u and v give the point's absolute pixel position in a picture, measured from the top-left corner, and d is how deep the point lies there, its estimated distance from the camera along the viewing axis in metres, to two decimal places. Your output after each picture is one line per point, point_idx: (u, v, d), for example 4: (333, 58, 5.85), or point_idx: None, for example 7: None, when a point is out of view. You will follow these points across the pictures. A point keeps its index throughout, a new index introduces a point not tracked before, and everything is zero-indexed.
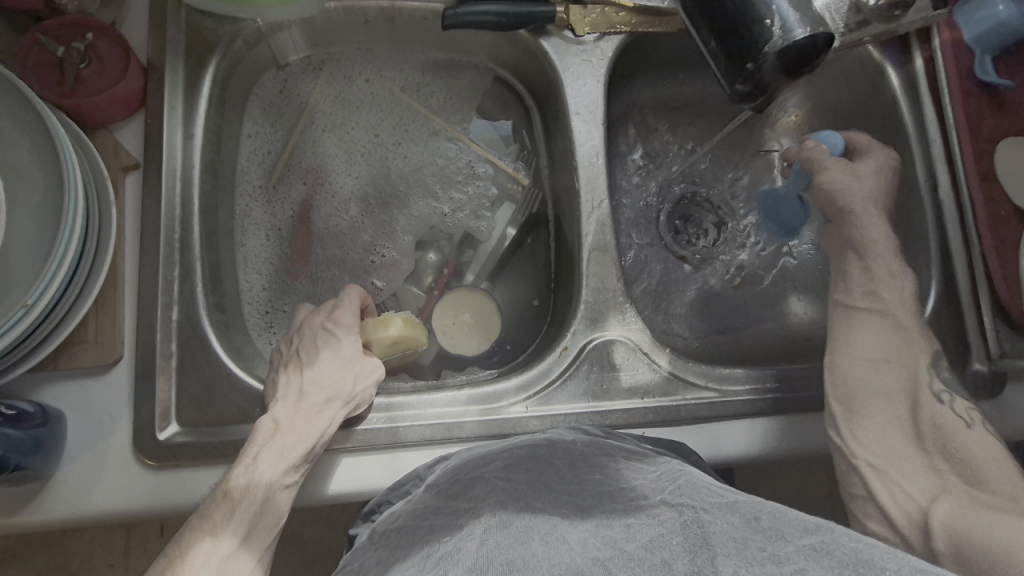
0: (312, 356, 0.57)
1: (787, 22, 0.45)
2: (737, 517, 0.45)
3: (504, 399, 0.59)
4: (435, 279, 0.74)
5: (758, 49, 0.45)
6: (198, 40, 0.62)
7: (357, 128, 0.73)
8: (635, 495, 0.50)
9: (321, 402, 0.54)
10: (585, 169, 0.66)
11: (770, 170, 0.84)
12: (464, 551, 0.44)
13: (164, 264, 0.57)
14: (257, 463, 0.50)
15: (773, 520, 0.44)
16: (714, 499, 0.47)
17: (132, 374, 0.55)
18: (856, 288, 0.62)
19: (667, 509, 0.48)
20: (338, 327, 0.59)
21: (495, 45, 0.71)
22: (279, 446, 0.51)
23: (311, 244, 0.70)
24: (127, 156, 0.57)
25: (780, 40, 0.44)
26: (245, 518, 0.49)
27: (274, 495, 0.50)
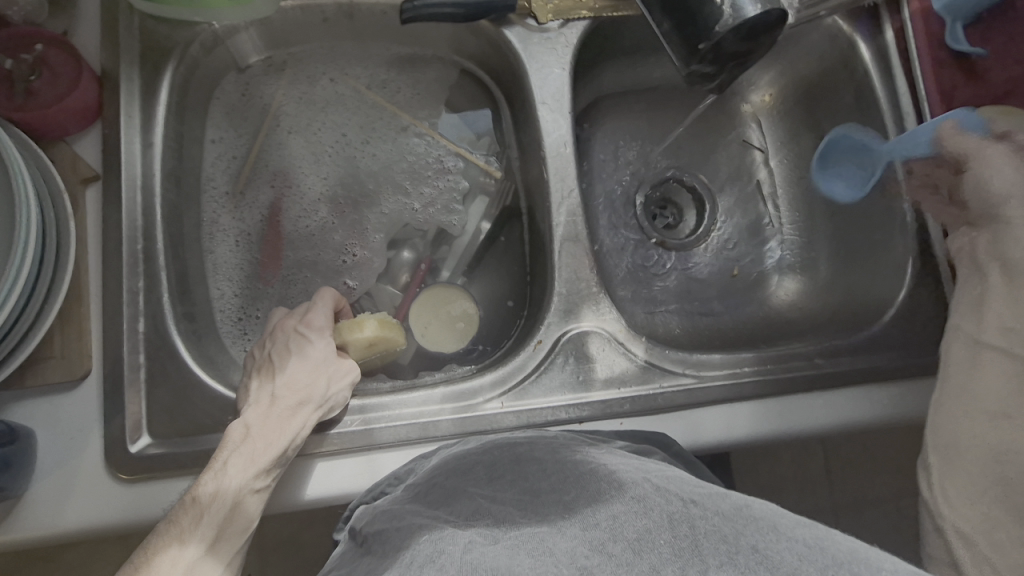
0: (283, 360, 0.56)
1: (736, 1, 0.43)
2: (726, 508, 0.44)
3: (480, 396, 0.59)
4: (411, 275, 0.73)
5: (709, 27, 0.44)
6: (152, 46, 0.60)
7: (323, 128, 0.72)
8: (618, 476, 0.48)
9: (293, 405, 0.53)
10: (553, 159, 0.65)
11: (746, 154, 0.84)
12: (445, 555, 0.42)
13: (128, 276, 0.56)
14: (226, 468, 0.50)
15: (763, 511, 0.44)
16: (702, 490, 0.46)
17: (102, 390, 0.54)
18: (992, 321, 0.55)
19: (653, 492, 0.45)
20: (310, 329, 0.59)
21: (458, 37, 0.70)
22: (249, 451, 0.50)
23: (281, 248, 0.69)
24: (86, 167, 0.56)
25: (731, 19, 0.43)
26: (215, 525, 0.48)
27: (243, 500, 0.50)
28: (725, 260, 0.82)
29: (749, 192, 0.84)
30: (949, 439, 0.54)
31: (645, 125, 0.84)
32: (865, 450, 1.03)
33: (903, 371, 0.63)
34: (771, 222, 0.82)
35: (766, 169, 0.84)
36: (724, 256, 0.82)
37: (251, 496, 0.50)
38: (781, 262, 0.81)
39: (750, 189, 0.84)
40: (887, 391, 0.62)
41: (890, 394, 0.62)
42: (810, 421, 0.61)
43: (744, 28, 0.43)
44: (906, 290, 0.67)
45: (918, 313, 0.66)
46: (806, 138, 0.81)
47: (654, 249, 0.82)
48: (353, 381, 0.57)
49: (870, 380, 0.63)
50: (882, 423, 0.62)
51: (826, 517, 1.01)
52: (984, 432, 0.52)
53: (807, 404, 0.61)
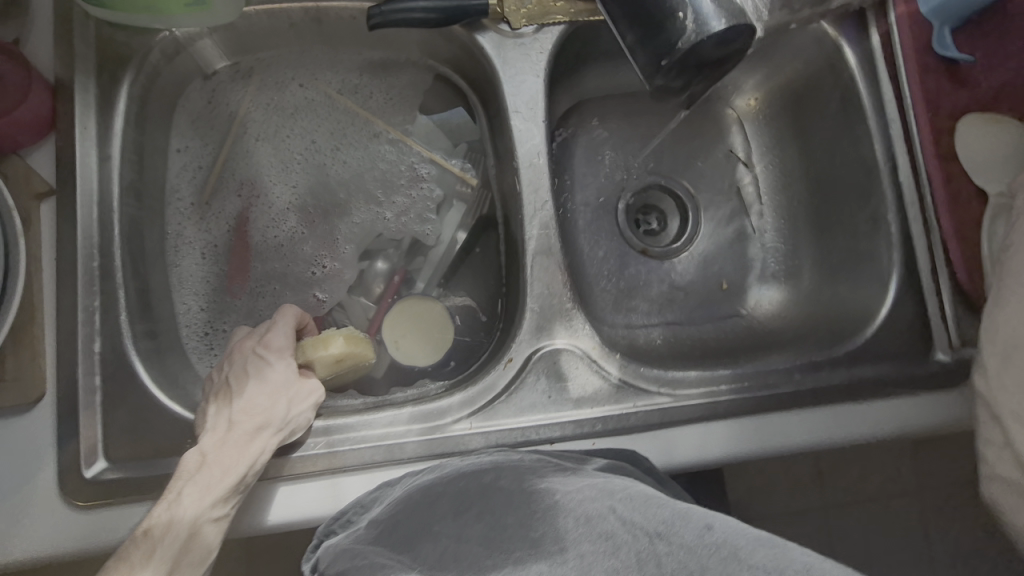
0: (241, 383, 0.55)
1: (701, 14, 0.41)
2: (690, 535, 0.42)
3: (448, 416, 0.58)
4: (385, 287, 0.72)
5: (672, 42, 0.42)
6: (109, 54, 0.58)
7: (293, 136, 0.70)
8: (582, 508, 0.46)
9: (251, 430, 0.52)
10: (527, 170, 0.63)
11: (730, 159, 0.82)
12: None
13: (83, 294, 0.54)
14: (180, 498, 0.48)
15: (724, 532, 0.42)
16: (665, 514, 0.44)
17: (57, 412, 0.53)
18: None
19: (618, 527, 0.44)
20: (269, 351, 0.57)
21: (431, 42, 0.68)
22: (204, 480, 0.49)
23: (248, 261, 0.67)
24: (40, 182, 0.55)
25: (694, 34, 0.42)
26: (171, 560, 0.47)
27: (200, 529, 0.48)
28: (709, 269, 0.80)
29: (734, 198, 0.82)
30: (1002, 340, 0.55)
31: (628, 129, 0.82)
32: (854, 456, 1.01)
33: (884, 387, 0.62)
34: (755, 229, 0.80)
35: (751, 175, 0.81)
36: (707, 265, 0.80)
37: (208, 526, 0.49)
38: (765, 272, 0.79)
39: (735, 196, 0.82)
40: (868, 408, 0.61)
41: (872, 412, 0.61)
42: (788, 439, 0.59)
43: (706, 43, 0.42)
44: (891, 304, 0.66)
45: (898, 326, 0.65)
46: (790, 143, 0.79)
47: (635, 257, 0.80)
48: (315, 403, 0.56)
49: (850, 396, 0.61)
50: (863, 441, 0.61)
51: (815, 524, 0.99)
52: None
53: (785, 422, 0.60)
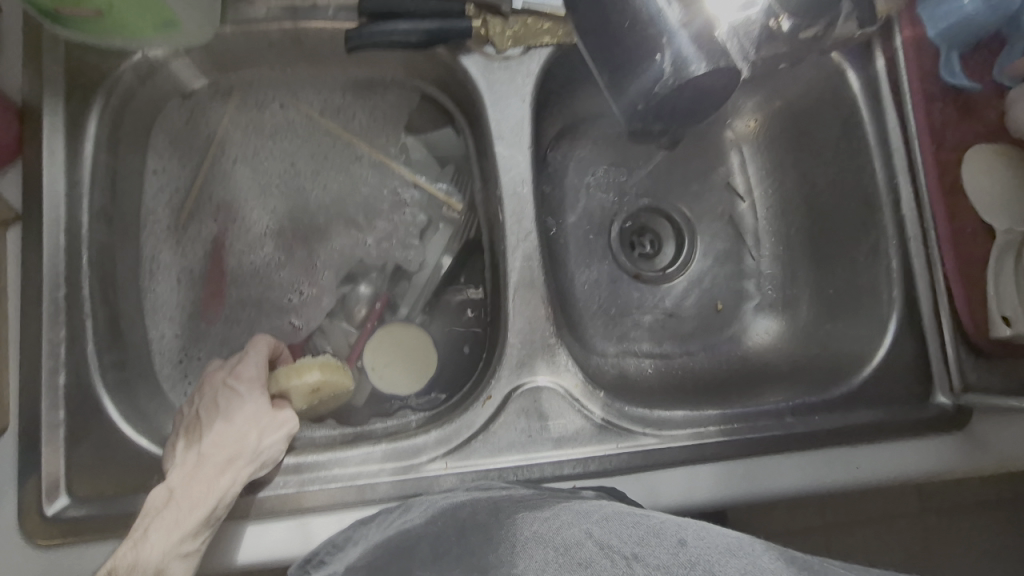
0: (211, 416, 0.53)
1: (681, 58, 0.43)
2: (664, 550, 0.40)
3: (423, 455, 0.55)
4: (368, 313, 0.69)
5: (649, 84, 0.44)
6: (80, 76, 0.56)
7: (273, 158, 0.68)
8: (558, 537, 0.42)
9: (221, 462, 0.50)
10: (510, 199, 0.60)
11: (729, 183, 0.79)
12: None
13: (48, 326, 0.53)
14: (148, 536, 0.47)
15: (698, 544, 0.40)
16: (642, 533, 0.41)
17: (20, 444, 0.52)
18: None
19: (592, 552, 0.40)
20: (240, 381, 0.55)
21: (415, 63, 0.66)
22: (172, 515, 0.48)
23: (224, 286, 0.66)
24: (5, 210, 0.54)
25: (672, 77, 0.43)
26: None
27: (168, 565, 0.47)
28: (703, 296, 0.77)
29: (731, 223, 0.79)
30: None
31: (621, 151, 0.79)
32: None
33: (878, 430, 0.60)
34: (753, 255, 0.77)
35: (749, 200, 0.79)
36: (702, 291, 0.78)
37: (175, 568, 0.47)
38: (762, 301, 0.76)
39: (732, 221, 0.79)
40: (860, 453, 0.59)
41: (863, 456, 0.59)
42: (775, 485, 0.57)
43: (683, 86, 0.43)
44: (890, 343, 0.63)
45: (897, 366, 0.63)
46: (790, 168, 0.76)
47: (627, 281, 0.78)
48: (289, 436, 0.54)
49: (840, 440, 0.59)
50: (854, 487, 0.58)
51: None
52: None
53: (774, 466, 0.57)
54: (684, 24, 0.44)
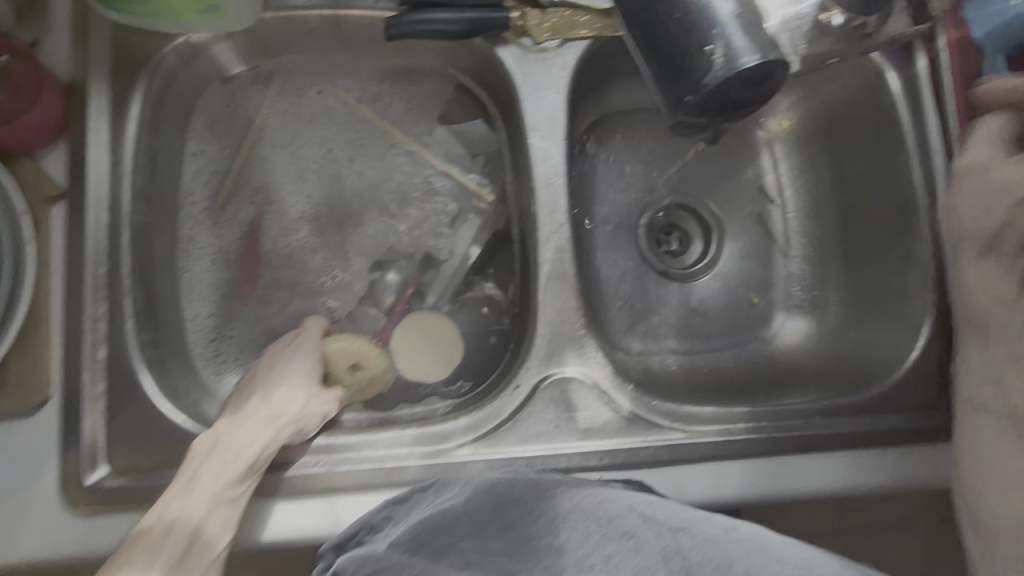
0: (264, 379, 0.57)
1: (730, 49, 0.42)
2: (717, 531, 0.44)
3: (451, 441, 0.56)
4: (396, 299, 0.70)
5: (699, 78, 0.42)
6: (125, 57, 0.57)
7: (309, 143, 0.69)
8: (604, 506, 0.46)
9: (267, 418, 0.54)
10: (544, 190, 0.61)
11: (761, 181, 0.79)
12: None
13: (90, 301, 0.54)
14: (196, 479, 0.50)
15: (749, 532, 0.45)
16: (686, 514, 0.46)
17: (61, 414, 0.53)
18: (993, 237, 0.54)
19: (643, 524, 0.45)
20: (294, 350, 0.60)
21: (453, 53, 0.66)
22: (217, 462, 0.50)
23: (259, 268, 0.67)
24: (50, 185, 0.55)
25: (722, 69, 0.42)
26: (179, 555, 0.48)
27: (214, 509, 0.49)
28: (730, 296, 0.77)
29: (762, 222, 0.78)
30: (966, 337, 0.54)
31: (652, 147, 0.79)
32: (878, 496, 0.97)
33: (910, 436, 0.59)
34: (783, 256, 0.77)
35: (780, 201, 0.78)
36: (730, 290, 0.77)
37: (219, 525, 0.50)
38: (791, 301, 0.76)
39: (762, 220, 0.78)
40: (889, 457, 0.58)
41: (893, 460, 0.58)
42: (803, 485, 0.57)
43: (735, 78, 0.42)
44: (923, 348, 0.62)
45: (930, 370, 0.62)
46: (824, 168, 0.75)
47: (654, 278, 0.78)
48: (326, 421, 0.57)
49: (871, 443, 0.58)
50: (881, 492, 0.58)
51: None
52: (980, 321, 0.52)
53: (802, 466, 0.57)
54: (733, 15, 0.43)
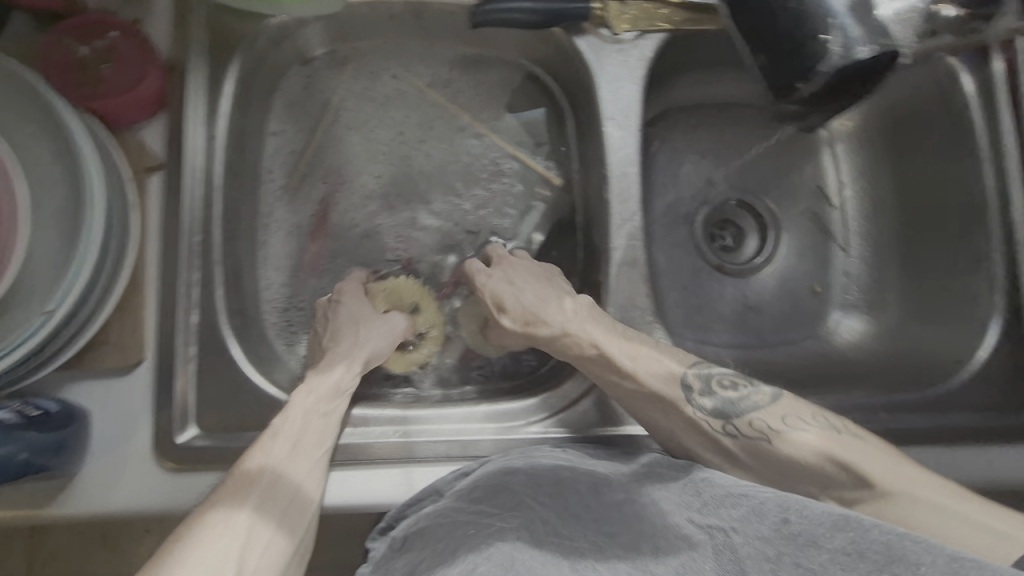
0: (326, 327, 0.62)
1: (848, 37, 0.38)
2: (767, 527, 0.46)
3: (521, 419, 0.58)
4: (452, 275, 0.71)
5: (810, 68, 0.40)
6: (219, 37, 0.59)
7: (381, 127, 0.70)
8: (662, 507, 0.51)
9: (348, 350, 0.60)
10: (616, 179, 0.62)
11: (820, 180, 0.80)
12: (496, 548, 0.49)
13: (185, 268, 0.56)
14: (291, 403, 0.56)
15: (802, 524, 0.46)
16: (740, 512, 0.48)
17: (155, 375, 0.55)
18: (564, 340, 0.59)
19: (698, 530, 0.49)
20: (343, 295, 0.64)
21: (527, 43, 0.68)
22: (307, 387, 0.57)
23: (325, 241, 0.69)
24: (150, 157, 0.56)
25: (837, 61, 0.39)
26: (275, 486, 0.51)
27: (314, 420, 0.55)
28: (786, 294, 0.77)
29: (818, 220, 0.79)
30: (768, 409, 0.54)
31: (711, 141, 0.80)
32: None
33: (973, 436, 0.59)
34: (841, 253, 0.78)
35: (839, 197, 0.79)
36: (786, 287, 0.78)
37: (313, 463, 0.53)
38: (848, 300, 0.76)
39: (818, 218, 0.79)
40: (953, 454, 0.59)
41: (957, 458, 0.59)
42: None
43: (849, 71, 0.39)
44: (987, 349, 0.63)
45: (995, 370, 0.63)
46: (886, 168, 0.76)
47: (710, 273, 0.78)
48: (395, 336, 0.64)
49: (933, 439, 0.59)
50: None
51: None
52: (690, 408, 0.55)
53: None
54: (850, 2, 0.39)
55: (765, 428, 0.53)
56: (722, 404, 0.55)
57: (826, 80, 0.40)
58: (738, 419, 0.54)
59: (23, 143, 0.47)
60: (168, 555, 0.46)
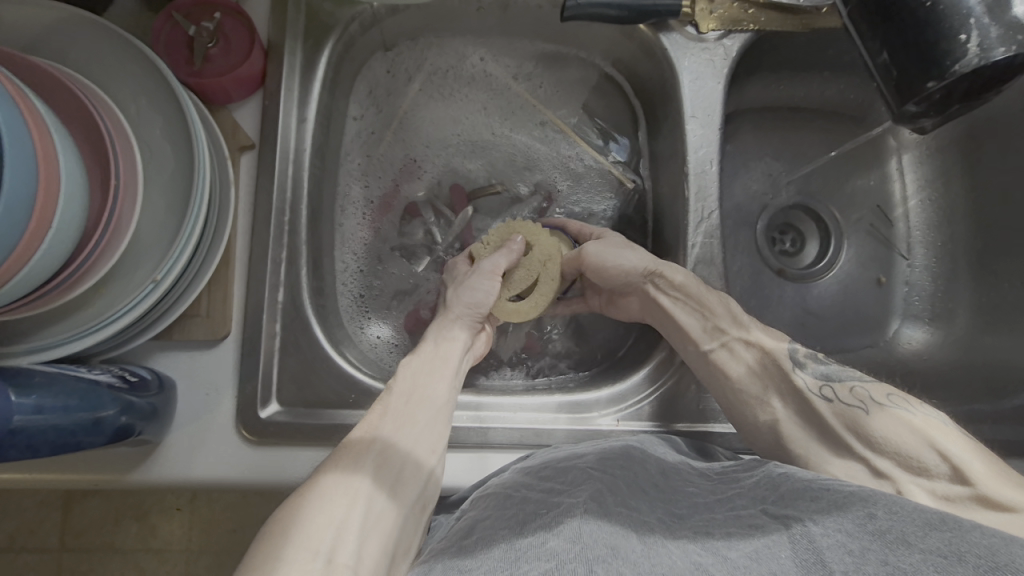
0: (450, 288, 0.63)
1: (987, 37, 0.40)
2: (850, 522, 0.43)
3: (594, 410, 0.59)
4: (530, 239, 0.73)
5: (946, 67, 0.41)
6: (315, 21, 0.61)
7: (464, 103, 0.73)
8: (734, 501, 0.49)
9: (453, 318, 0.60)
10: (696, 177, 0.62)
11: (887, 188, 0.80)
12: (568, 525, 0.47)
13: (273, 246, 0.58)
14: (405, 370, 0.56)
15: (892, 520, 0.41)
16: (819, 505, 0.45)
17: (240, 350, 0.56)
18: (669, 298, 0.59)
19: (770, 520, 0.46)
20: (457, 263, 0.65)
21: (612, 41, 0.68)
22: (422, 357, 0.57)
23: (384, 222, 0.71)
24: (244, 136, 0.57)
25: (975, 61, 0.40)
26: (386, 456, 0.49)
27: (423, 383, 0.54)
28: (850, 300, 0.77)
29: (878, 230, 0.79)
30: (882, 401, 0.50)
31: (783, 145, 0.80)
32: None
33: None
34: (905, 262, 0.78)
35: (904, 208, 0.79)
36: (849, 294, 0.77)
37: (419, 427, 0.51)
38: (912, 310, 0.76)
39: (878, 228, 0.79)
40: None
41: None
42: None
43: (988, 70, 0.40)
44: None
45: None
46: (958, 178, 0.75)
47: (772, 276, 0.77)
48: (500, 277, 0.61)
49: (1013, 453, 0.58)
50: None
51: None
52: (801, 388, 0.53)
53: None
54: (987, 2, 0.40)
55: (868, 399, 0.51)
56: (825, 369, 0.54)
57: (962, 78, 0.42)
58: (837, 382, 0.53)
59: (138, 115, 0.49)
60: (290, 514, 0.43)
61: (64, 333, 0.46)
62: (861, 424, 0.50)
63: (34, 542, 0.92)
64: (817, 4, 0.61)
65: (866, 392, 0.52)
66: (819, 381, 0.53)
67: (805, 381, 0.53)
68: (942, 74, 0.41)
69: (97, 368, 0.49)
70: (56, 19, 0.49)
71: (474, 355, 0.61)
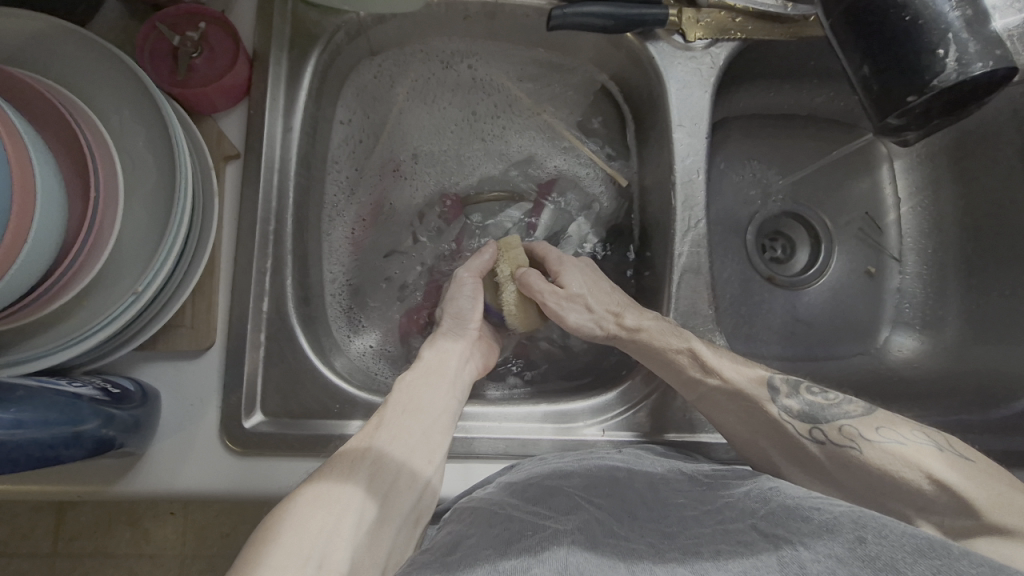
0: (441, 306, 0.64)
1: (965, 54, 0.40)
2: (841, 546, 0.42)
3: (580, 421, 0.59)
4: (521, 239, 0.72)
5: (926, 80, 0.41)
6: (301, 31, 0.61)
7: (451, 109, 0.73)
8: (723, 514, 0.49)
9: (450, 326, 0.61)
10: (683, 186, 0.62)
11: (877, 195, 0.80)
12: (552, 551, 0.47)
13: (258, 256, 0.57)
14: (403, 379, 0.56)
15: (881, 545, 0.41)
16: (811, 526, 0.45)
17: (225, 361, 0.56)
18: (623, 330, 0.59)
19: (762, 538, 0.46)
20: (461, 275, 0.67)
21: (600, 50, 0.68)
22: (421, 368, 0.57)
23: (369, 232, 0.71)
24: (229, 146, 0.57)
25: (954, 76, 0.40)
26: (379, 467, 0.49)
27: (419, 393, 0.54)
28: (840, 308, 0.77)
29: (867, 235, 0.79)
30: (877, 434, 0.50)
31: (773, 152, 0.79)
32: None
33: None
34: (896, 269, 0.78)
35: (894, 216, 0.79)
36: (839, 300, 0.77)
37: (417, 436, 0.51)
38: (902, 317, 0.76)
39: (866, 233, 0.79)
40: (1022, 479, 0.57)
41: None
42: None
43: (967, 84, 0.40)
44: None
45: None
46: (948, 186, 0.75)
47: (761, 283, 0.77)
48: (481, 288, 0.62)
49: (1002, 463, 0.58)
50: None
51: None
52: (794, 433, 0.53)
53: None
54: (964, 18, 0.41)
55: (859, 436, 0.50)
56: (809, 407, 0.54)
57: (943, 92, 0.41)
58: (827, 423, 0.52)
59: (120, 125, 0.49)
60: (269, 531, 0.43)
61: (41, 346, 0.46)
62: (853, 462, 0.49)
63: (26, 547, 0.92)
64: (805, 12, 0.61)
65: (860, 427, 0.51)
66: (809, 426, 0.52)
67: (799, 427, 0.53)
68: (923, 87, 0.41)
69: (77, 381, 0.49)
70: (38, 29, 0.48)
71: (475, 363, 0.60)
